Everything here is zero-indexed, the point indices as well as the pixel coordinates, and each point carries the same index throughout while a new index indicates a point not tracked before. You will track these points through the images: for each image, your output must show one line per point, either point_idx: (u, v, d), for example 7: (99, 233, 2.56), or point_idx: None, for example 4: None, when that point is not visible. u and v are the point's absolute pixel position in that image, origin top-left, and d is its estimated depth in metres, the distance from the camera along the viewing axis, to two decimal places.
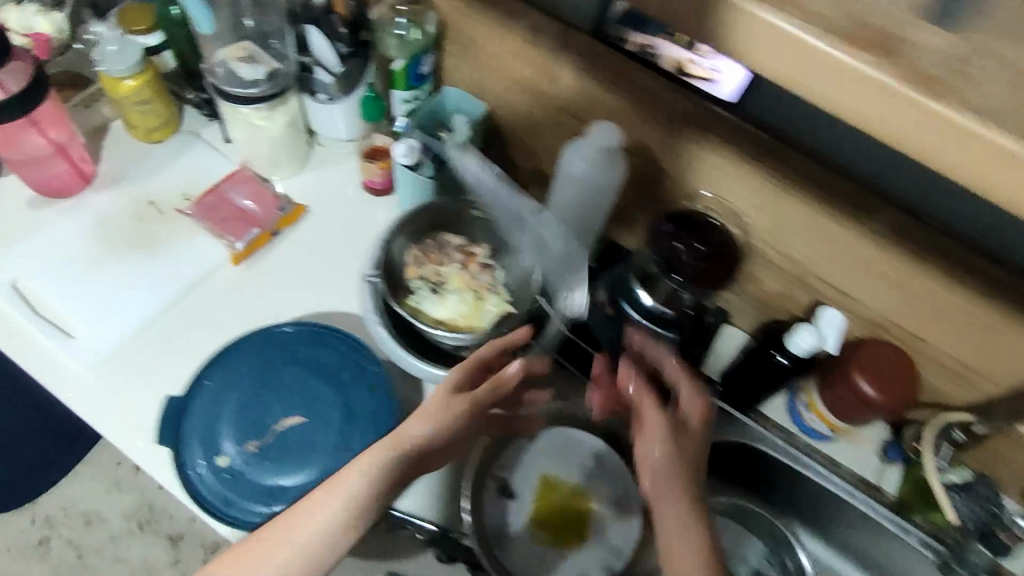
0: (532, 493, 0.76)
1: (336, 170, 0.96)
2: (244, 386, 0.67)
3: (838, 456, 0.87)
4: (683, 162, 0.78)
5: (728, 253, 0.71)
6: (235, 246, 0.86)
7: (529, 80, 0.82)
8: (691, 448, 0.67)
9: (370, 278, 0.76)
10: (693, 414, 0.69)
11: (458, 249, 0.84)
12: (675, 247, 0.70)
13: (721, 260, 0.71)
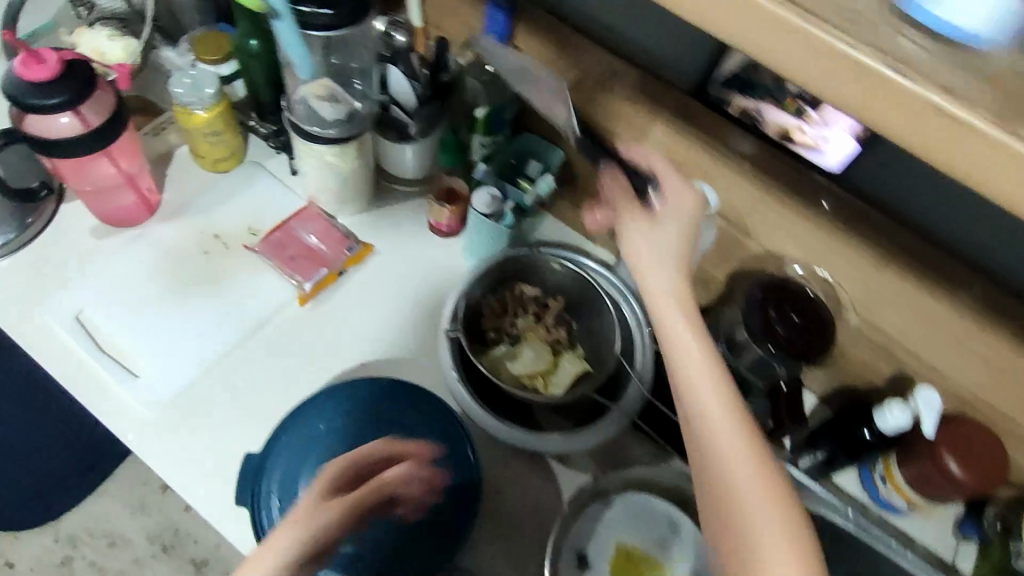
0: (607, 566, 0.70)
1: (401, 209, 0.94)
2: (325, 447, 0.65)
3: (911, 531, 0.83)
4: (774, 227, 0.76)
5: (822, 329, 0.69)
6: (303, 287, 0.84)
7: (612, 131, 0.81)
8: (696, 334, 0.53)
9: (450, 334, 0.73)
10: (683, 205, 0.59)
11: (532, 301, 0.81)
12: (772, 320, 0.69)
13: (814, 336, 0.70)
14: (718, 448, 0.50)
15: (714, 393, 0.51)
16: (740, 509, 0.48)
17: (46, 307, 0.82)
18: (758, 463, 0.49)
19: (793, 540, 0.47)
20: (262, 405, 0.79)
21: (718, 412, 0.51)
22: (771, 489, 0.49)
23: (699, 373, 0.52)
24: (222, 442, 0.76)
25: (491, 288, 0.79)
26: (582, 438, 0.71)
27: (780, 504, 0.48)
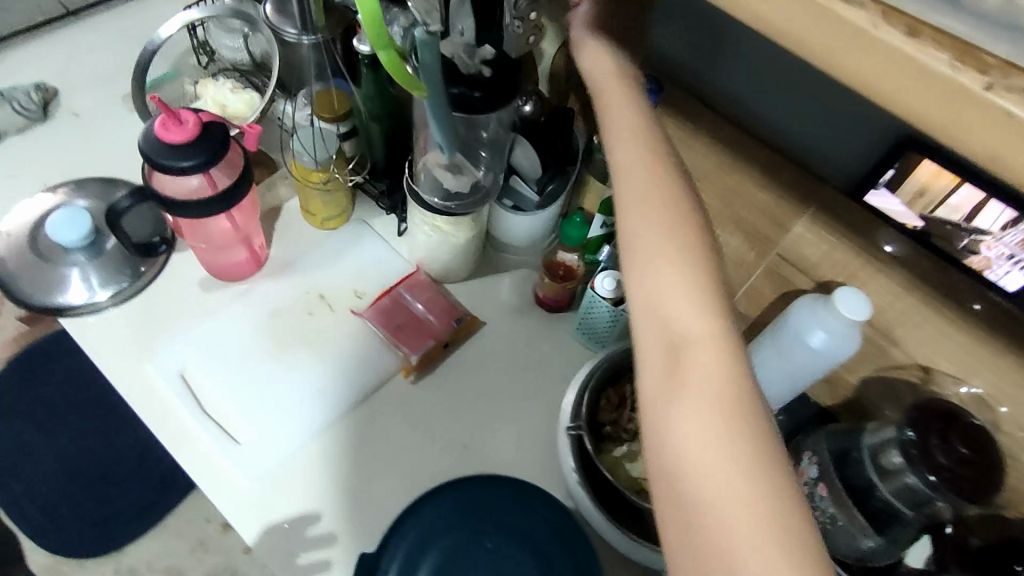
0: None
1: (507, 279, 0.90)
2: (440, 549, 0.62)
3: None
4: (925, 340, 0.69)
5: (989, 475, 0.63)
6: (410, 359, 0.81)
7: (748, 223, 0.76)
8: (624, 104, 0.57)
9: (572, 431, 0.69)
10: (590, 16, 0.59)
11: None
12: (937, 458, 0.63)
13: (979, 480, 0.63)
14: (634, 240, 0.51)
15: (634, 150, 0.54)
16: (647, 249, 0.50)
17: (151, 361, 0.81)
18: (670, 218, 0.51)
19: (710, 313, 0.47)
20: (361, 481, 0.76)
21: (636, 168, 0.54)
22: (675, 233, 0.50)
23: (624, 174, 0.54)
24: (316, 519, 0.73)
25: (609, 380, 0.74)
26: None
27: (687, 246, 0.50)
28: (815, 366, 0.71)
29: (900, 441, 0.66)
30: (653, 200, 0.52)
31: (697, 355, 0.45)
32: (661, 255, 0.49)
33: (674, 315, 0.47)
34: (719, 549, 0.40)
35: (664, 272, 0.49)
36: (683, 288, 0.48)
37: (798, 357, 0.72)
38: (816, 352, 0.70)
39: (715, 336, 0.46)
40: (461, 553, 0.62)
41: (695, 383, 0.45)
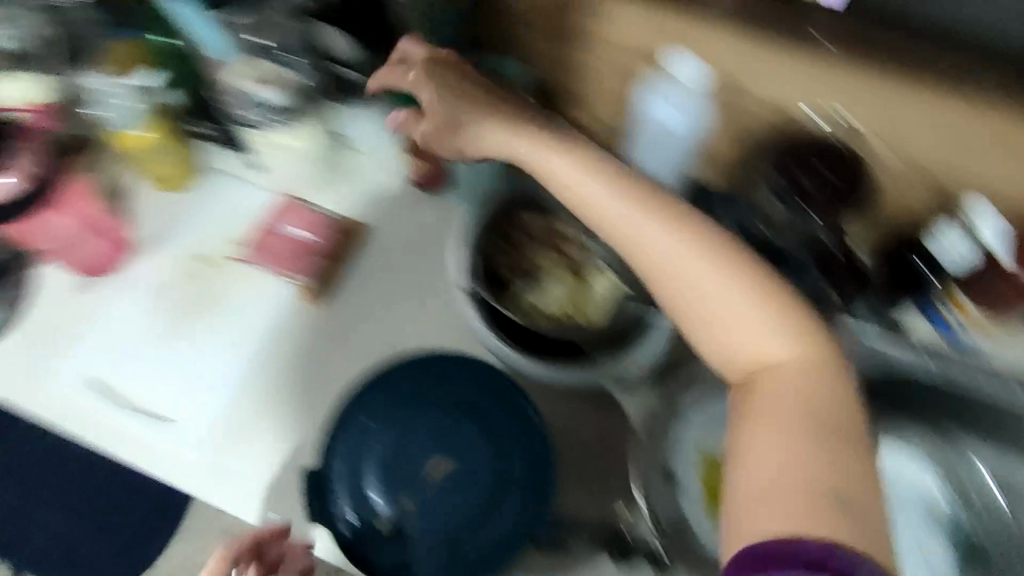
0: (693, 473, 0.68)
1: (375, 168, 0.85)
2: (378, 439, 0.62)
3: None
4: (773, 79, 0.66)
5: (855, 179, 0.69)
6: (302, 282, 0.80)
7: (574, 23, 0.71)
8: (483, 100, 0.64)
9: (470, 292, 0.68)
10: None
11: (544, 231, 0.75)
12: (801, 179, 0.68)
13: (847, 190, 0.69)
14: (625, 243, 0.55)
15: (564, 152, 0.58)
16: (645, 244, 0.54)
17: (53, 380, 0.79)
18: (673, 222, 0.54)
19: (788, 317, 0.51)
20: (296, 412, 0.76)
21: (566, 166, 0.57)
22: (644, 208, 0.54)
23: (589, 179, 0.56)
24: (267, 459, 0.74)
25: (494, 232, 0.73)
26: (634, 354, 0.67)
27: (669, 215, 0.54)
28: (679, 146, 0.73)
29: (772, 188, 0.69)
30: (607, 185, 0.56)
31: (730, 305, 0.51)
32: (647, 241, 0.53)
33: (767, 348, 0.51)
34: (817, 468, 0.45)
35: (698, 274, 0.52)
36: (692, 256, 0.52)
37: (662, 142, 0.73)
38: (676, 130, 0.71)
39: (741, 287, 0.51)
40: (399, 437, 0.62)
41: (741, 334, 0.51)
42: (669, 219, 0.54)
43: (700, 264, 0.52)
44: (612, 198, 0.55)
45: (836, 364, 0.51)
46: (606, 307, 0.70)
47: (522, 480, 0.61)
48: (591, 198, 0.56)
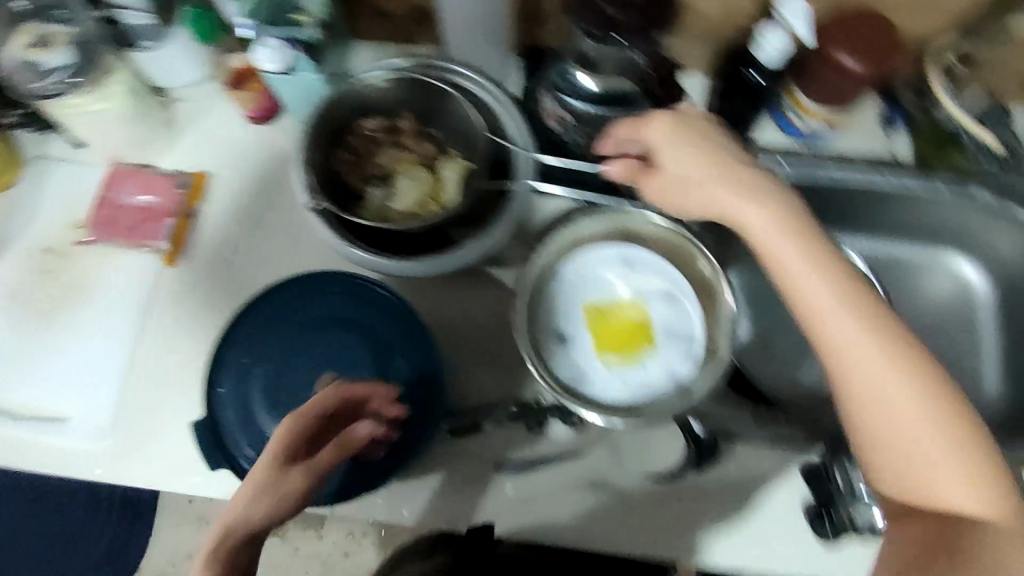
0: (585, 327, 0.70)
1: (208, 115, 0.84)
2: (260, 372, 0.62)
3: (845, 149, 0.83)
4: None
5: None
6: (161, 246, 0.78)
7: None
8: (686, 179, 0.57)
9: (315, 208, 0.67)
10: None
11: (381, 131, 0.73)
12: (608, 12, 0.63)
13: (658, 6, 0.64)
14: (819, 318, 0.52)
15: (810, 273, 0.52)
16: (852, 330, 0.51)
17: None
18: (859, 304, 0.51)
19: (981, 479, 0.49)
20: (193, 373, 0.74)
21: (795, 256, 0.52)
22: (847, 288, 0.52)
23: (796, 261, 0.52)
24: (173, 427, 0.72)
25: (329, 144, 0.71)
26: (497, 225, 0.67)
27: (853, 302, 0.51)
28: (488, 11, 0.71)
29: (579, 26, 0.65)
30: (825, 272, 0.52)
31: (903, 420, 0.50)
32: (829, 321, 0.51)
33: (936, 479, 0.49)
34: None
35: (890, 387, 0.50)
36: (867, 347, 0.50)
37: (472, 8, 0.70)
38: None
39: (917, 378, 0.50)
40: (280, 366, 0.62)
41: (902, 427, 0.50)
42: (846, 293, 0.51)
43: (873, 351, 0.50)
44: (808, 279, 0.52)
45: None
46: (463, 185, 0.70)
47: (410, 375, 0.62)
48: (788, 279, 0.53)
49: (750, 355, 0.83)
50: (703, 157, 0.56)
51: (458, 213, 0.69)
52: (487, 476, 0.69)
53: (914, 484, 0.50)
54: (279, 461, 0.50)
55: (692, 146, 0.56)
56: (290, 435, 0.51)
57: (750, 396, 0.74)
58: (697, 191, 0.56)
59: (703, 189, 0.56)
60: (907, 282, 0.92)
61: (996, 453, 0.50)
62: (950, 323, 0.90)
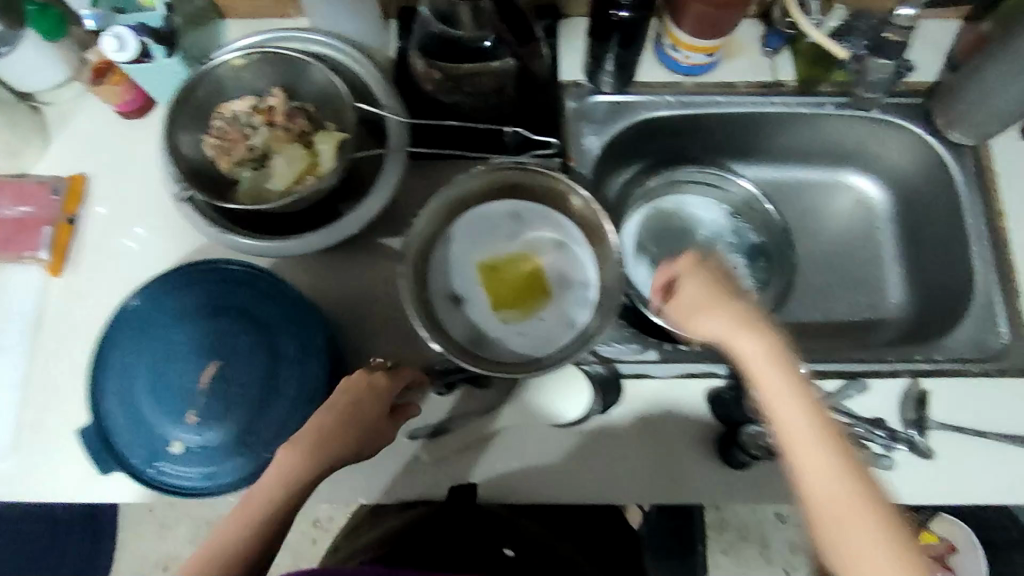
0: (476, 285, 0.71)
1: (77, 116, 0.80)
2: (142, 371, 0.60)
3: (725, 78, 0.84)
4: None
5: None
6: (42, 257, 0.75)
7: None
8: (702, 304, 0.55)
9: (183, 198, 0.67)
10: None
11: (253, 113, 0.72)
12: None
13: None
14: (793, 443, 0.51)
15: (794, 407, 0.51)
16: (825, 462, 0.50)
17: None
18: (835, 443, 0.50)
19: None
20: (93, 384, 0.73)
21: (779, 393, 0.52)
22: (821, 422, 0.51)
23: (777, 388, 0.52)
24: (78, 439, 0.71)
25: (199, 131, 0.71)
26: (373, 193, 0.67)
27: (831, 444, 0.50)
28: None
29: None
30: (810, 413, 0.51)
31: (869, 554, 0.48)
32: (805, 453, 0.50)
33: None
34: None
35: (847, 525, 0.48)
36: (831, 480, 0.49)
37: None
38: None
39: (880, 526, 0.48)
40: (163, 361, 0.61)
41: (856, 551, 0.48)
42: (815, 418, 0.51)
43: (842, 479, 0.49)
44: (781, 400, 0.52)
45: None
46: (337, 154, 0.69)
47: (296, 354, 0.61)
48: (765, 403, 0.53)
49: (651, 292, 0.85)
50: (716, 304, 0.55)
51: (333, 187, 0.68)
52: (398, 445, 0.70)
53: None
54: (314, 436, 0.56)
55: (710, 284, 0.56)
56: (327, 413, 0.57)
57: (650, 332, 0.77)
58: (711, 330, 0.55)
59: (718, 332, 0.55)
60: (806, 206, 0.93)
61: None
62: (850, 237, 0.92)
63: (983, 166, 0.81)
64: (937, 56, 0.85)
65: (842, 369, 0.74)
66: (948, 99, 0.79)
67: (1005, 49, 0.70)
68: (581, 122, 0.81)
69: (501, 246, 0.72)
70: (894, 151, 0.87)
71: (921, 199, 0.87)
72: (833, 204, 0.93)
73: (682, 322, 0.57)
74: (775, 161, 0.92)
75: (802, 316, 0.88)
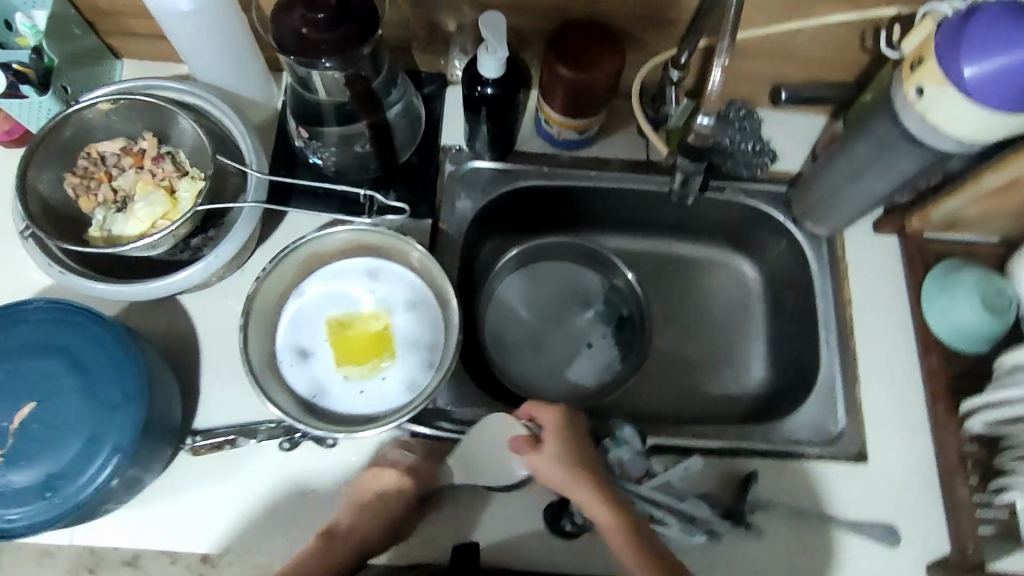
0: (325, 342, 0.73)
1: None
2: None
3: (601, 153, 0.86)
4: None
5: (356, 6, 0.64)
6: None
7: None
8: (558, 459, 0.63)
9: (29, 235, 0.68)
10: None
11: (123, 155, 0.74)
12: (299, 30, 0.63)
13: (354, 17, 0.64)
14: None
15: (629, 549, 0.60)
16: None
17: None
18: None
19: None
20: None
21: (627, 554, 0.59)
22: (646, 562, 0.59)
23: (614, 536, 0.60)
24: None
25: (65, 170, 0.73)
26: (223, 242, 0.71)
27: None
28: (213, 37, 0.71)
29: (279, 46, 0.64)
30: (638, 550, 0.59)
31: None
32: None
33: None
34: None
35: None
36: None
37: (190, 31, 0.69)
38: (193, 14, 0.67)
39: None
40: None
41: None
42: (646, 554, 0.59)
43: None
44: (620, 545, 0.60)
45: None
46: (195, 203, 0.71)
47: (114, 401, 0.61)
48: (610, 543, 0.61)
49: (518, 354, 0.87)
50: (563, 465, 0.63)
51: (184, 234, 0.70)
52: (232, 494, 0.71)
53: None
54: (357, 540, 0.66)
55: (559, 443, 0.64)
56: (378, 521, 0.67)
57: (498, 394, 0.81)
58: (561, 489, 0.63)
59: (563, 487, 0.63)
60: (684, 280, 0.95)
61: None
62: (724, 312, 0.94)
63: (836, 257, 0.85)
64: (801, 147, 0.89)
65: (678, 446, 0.76)
66: (800, 197, 0.84)
67: (843, 153, 0.75)
68: (458, 186, 0.83)
69: (349, 308, 0.74)
70: (762, 232, 0.91)
71: (786, 283, 0.90)
72: (711, 277, 0.95)
73: (542, 478, 0.64)
74: (652, 234, 0.95)
75: (672, 392, 0.88)
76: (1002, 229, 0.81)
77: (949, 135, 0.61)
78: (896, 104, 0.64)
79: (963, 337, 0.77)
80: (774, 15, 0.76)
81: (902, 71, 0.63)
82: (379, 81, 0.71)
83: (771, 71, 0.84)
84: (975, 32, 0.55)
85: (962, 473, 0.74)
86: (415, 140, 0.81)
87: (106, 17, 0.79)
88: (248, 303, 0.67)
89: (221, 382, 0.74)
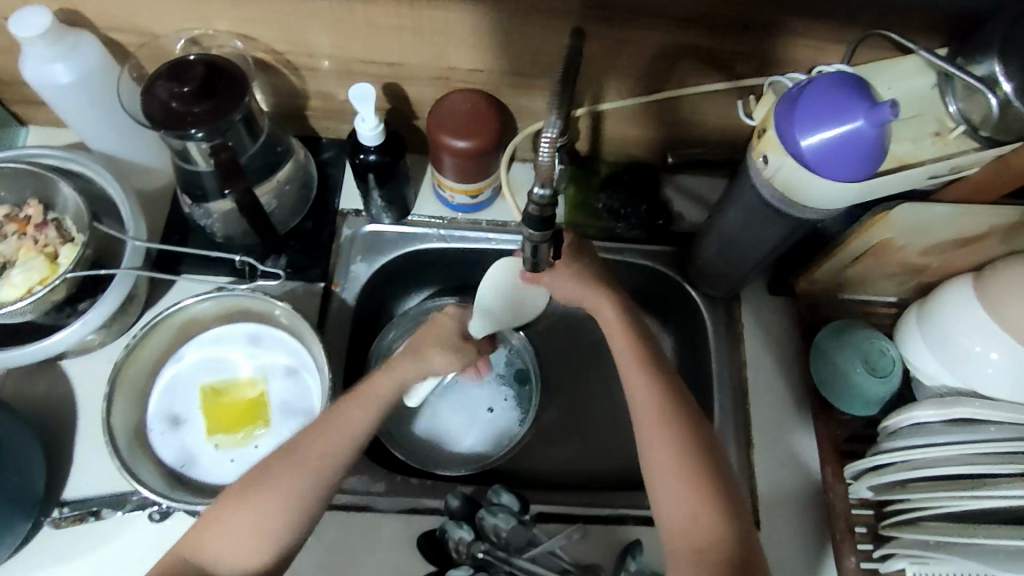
0: (196, 412, 0.71)
1: None
2: None
3: (499, 216, 0.87)
4: (153, 14, 0.70)
5: (223, 76, 0.66)
6: None
7: None
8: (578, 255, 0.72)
9: None
10: None
11: (7, 221, 0.75)
12: (167, 104, 0.64)
13: (222, 87, 0.66)
14: (632, 358, 0.67)
15: (621, 335, 0.69)
16: (636, 385, 0.65)
17: None
18: (663, 379, 0.66)
19: (719, 497, 0.60)
20: None
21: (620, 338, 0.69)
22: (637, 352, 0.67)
23: (614, 323, 0.70)
24: None
25: None
26: (92, 309, 0.70)
27: (657, 375, 0.66)
28: (99, 110, 0.73)
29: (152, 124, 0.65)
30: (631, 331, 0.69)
31: (690, 470, 0.60)
32: (640, 385, 0.65)
33: (704, 535, 0.58)
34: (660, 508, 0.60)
35: (659, 449, 0.62)
36: (651, 392, 0.64)
37: (74, 104, 0.71)
38: (76, 88, 0.69)
39: (700, 463, 0.61)
40: None
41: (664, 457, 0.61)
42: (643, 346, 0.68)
43: (666, 406, 0.63)
44: (615, 330, 0.69)
45: (728, 527, 0.58)
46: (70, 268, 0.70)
47: None
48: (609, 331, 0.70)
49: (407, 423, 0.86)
50: (578, 276, 0.72)
51: (56, 300, 0.70)
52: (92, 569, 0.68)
53: (685, 519, 0.59)
54: (369, 431, 0.63)
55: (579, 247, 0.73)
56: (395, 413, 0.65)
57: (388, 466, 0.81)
58: (578, 287, 0.72)
59: (581, 289, 0.71)
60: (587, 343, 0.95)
61: (737, 516, 0.60)
62: None
63: (730, 317, 0.85)
64: (698, 208, 0.90)
65: (564, 514, 0.74)
66: (691, 257, 0.85)
67: (723, 215, 0.76)
68: (354, 250, 0.83)
69: (224, 376, 0.73)
70: (660, 291, 0.91)
71: (686, 345, 0.89)
72: None
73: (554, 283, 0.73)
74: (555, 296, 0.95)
75: (572, 455, 0.86)
76: (891, 290, 0.82)
77: (800, 199, 0.62)
78: (753, 173, 0.66)
79: (852, 401, 0.77)
80: (653, 82, 0.78)
81: (752, 139, 0.65)
82: (256, 148, 0.73)
83: (660, 135, 0.87)
84: (808, 103, 0.57)
85: (850, 540, 0.72)
86: (307, 207, 0.83)
87: (6, 87, 0.81)
88: (117, 366, 0.67)
89: (92, 452, 0.72)
